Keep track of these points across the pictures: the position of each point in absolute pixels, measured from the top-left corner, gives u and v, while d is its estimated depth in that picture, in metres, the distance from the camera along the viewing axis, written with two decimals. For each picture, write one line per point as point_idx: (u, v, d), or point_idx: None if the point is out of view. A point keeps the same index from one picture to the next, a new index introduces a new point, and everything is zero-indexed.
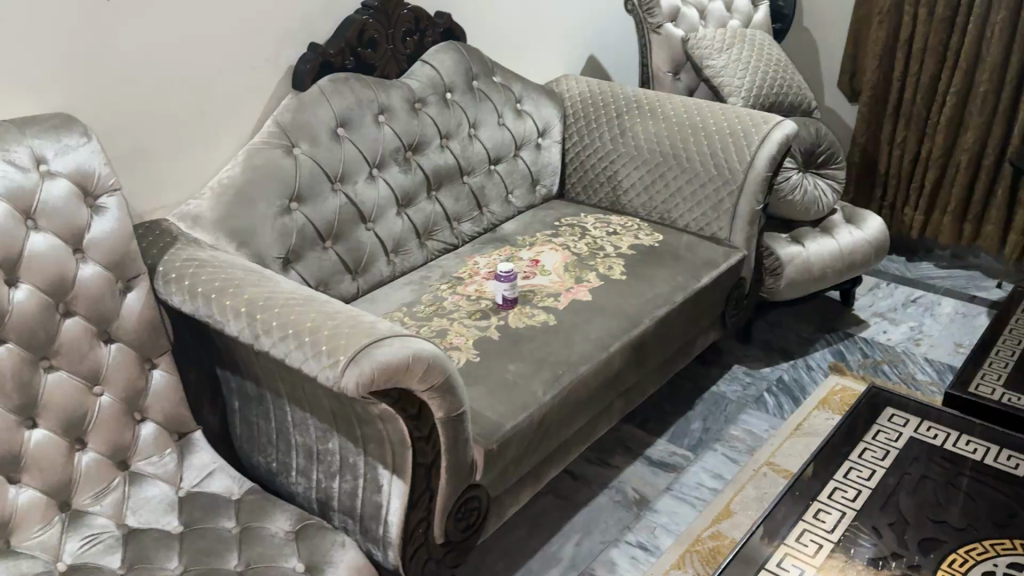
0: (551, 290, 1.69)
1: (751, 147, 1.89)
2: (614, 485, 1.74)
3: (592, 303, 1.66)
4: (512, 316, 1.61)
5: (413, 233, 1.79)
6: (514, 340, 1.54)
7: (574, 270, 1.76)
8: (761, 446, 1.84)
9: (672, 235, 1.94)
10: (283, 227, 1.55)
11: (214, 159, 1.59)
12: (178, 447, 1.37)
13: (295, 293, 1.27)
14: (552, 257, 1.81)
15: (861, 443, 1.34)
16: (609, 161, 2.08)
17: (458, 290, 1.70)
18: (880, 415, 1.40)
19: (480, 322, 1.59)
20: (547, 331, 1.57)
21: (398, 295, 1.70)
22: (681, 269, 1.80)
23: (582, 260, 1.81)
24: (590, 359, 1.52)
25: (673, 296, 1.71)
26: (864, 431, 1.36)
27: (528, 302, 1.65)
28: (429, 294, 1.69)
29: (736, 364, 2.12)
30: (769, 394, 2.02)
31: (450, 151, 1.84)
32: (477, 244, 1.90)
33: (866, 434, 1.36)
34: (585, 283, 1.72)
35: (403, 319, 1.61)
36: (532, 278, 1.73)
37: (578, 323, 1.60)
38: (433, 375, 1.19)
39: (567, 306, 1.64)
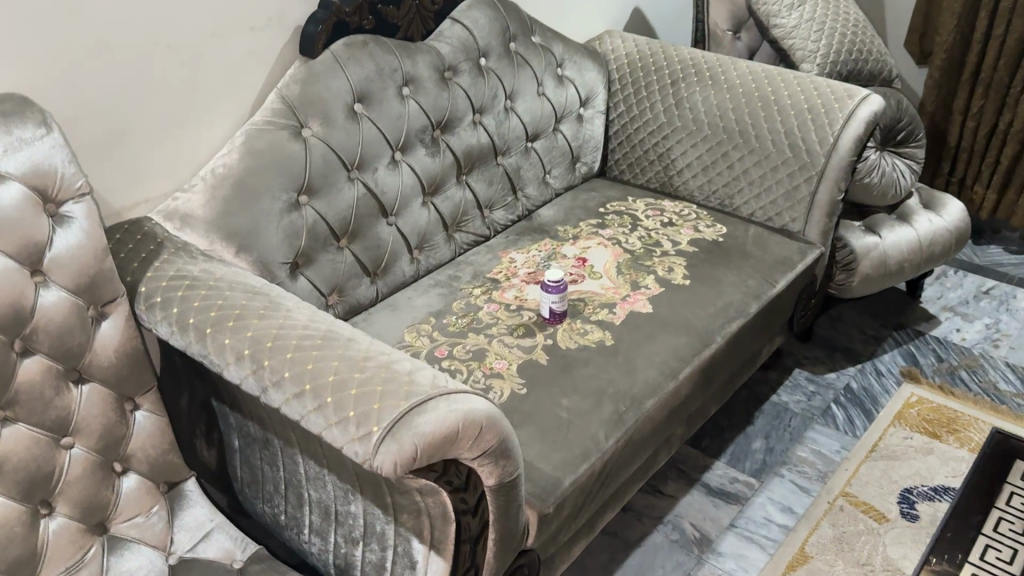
0: (604, 299, 1.44)
1: (833, 125, 1.61)
2: (669, 519, 1.53)
3: (653, 316, 1.41)
4: (563, 333, 1.36)
5: (440, 225, 1.54)
6: (567, 365, 1.30)
7: (629, 272, 1.51)
8: (833, 473, 1.63)
9: (736, 227, 1.68)
10: (290, 227, 1.30)
11: (208, 143, 1.32)
12: (167, 501, 1.14)
13: (309, 327, 1.01)
14: (602, 255, 1.55)
15: (982, 538, 1.20)
16: (661, 136, 1.82)
17: (495, 297, 1.46)
18: (999, 497, 1.26)
19: (525, 340, 1.34)
20: (606, 353, 1.32)
21: (424, 301, 1.46)
22: (752, 271, 1.54)
23: (637, 259, 1.55)
24: (657, 391, 1.28)
25: (746, 306, 1.46)
26: (983, 521, 1.23)
27: (579, 314, 1.40)
28: (461, 302, 1.45)
29: (797, 368, 1.90)
30: (837, 406, 1.80)
31: (483, 128, 1.57)
32: (511, 236, 1.65)
33: (987, 525, 1.22)
34: (644, 289, 1.47)
35: (432, 334, 1.37)
36: (581, 281, 1.48)
37: (641, 342, 1.35)
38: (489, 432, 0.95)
39: (626, 319, 1.39)
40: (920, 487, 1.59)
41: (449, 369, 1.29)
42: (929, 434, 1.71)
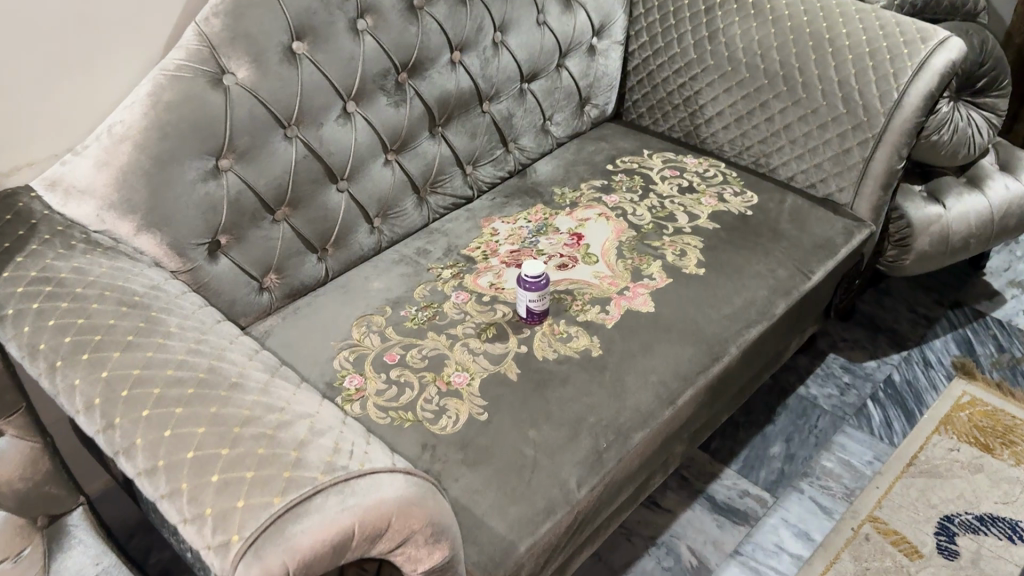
0: (596, 291, 1.19)
1: (900, 77, 1.30)
2: (664, 540, 1.32)
3: (655, 317, 1.16)
4: (540, 338, 1.11)
5: (408, 187, 1.28)
6: (541, 383, 1.06)
7: (631, 257, 1.24)
8: (862, 490, 1.40)
9: (769, 195, 1.40)
10: (208, 199, 1.06)
11: (109, 89, 1.07)
12: (45, 538, 0.95)
13: (184, 365, 0.78)
14: (602, 233, 1.29)
15: None
16: (689, 74, 1.50)
17: (466, 282, 1.21)
18: None
19: (493, 345, 1.11)
20: (590, 368, 1.08)
21: (382, 286, 1.22)
22: (783, 257, 1.27)
23: (644, 239, 1.28)
24: (649, 422, 1.04)
25: (771, 305, 1.20)
26: None
27: (564, 313, 1.15)
28: (424, 288, 1.21)
29: (830, 352, 1.65)
30: (873, 404, 1.55)
31: (464, 70, 1.28)
32: (498, 199, 1.39)
33: None
34: (647, 281, 1.21)
35: (384, 332, 1.14)
36: (572, 267, 1.22)
37: (634, 354, 1.11)
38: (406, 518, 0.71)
39: (621, 321, 1.14)
40: (963, 516, 1.36)
41: (399, 380, 1.06)
42: (980, 446, 1.47)
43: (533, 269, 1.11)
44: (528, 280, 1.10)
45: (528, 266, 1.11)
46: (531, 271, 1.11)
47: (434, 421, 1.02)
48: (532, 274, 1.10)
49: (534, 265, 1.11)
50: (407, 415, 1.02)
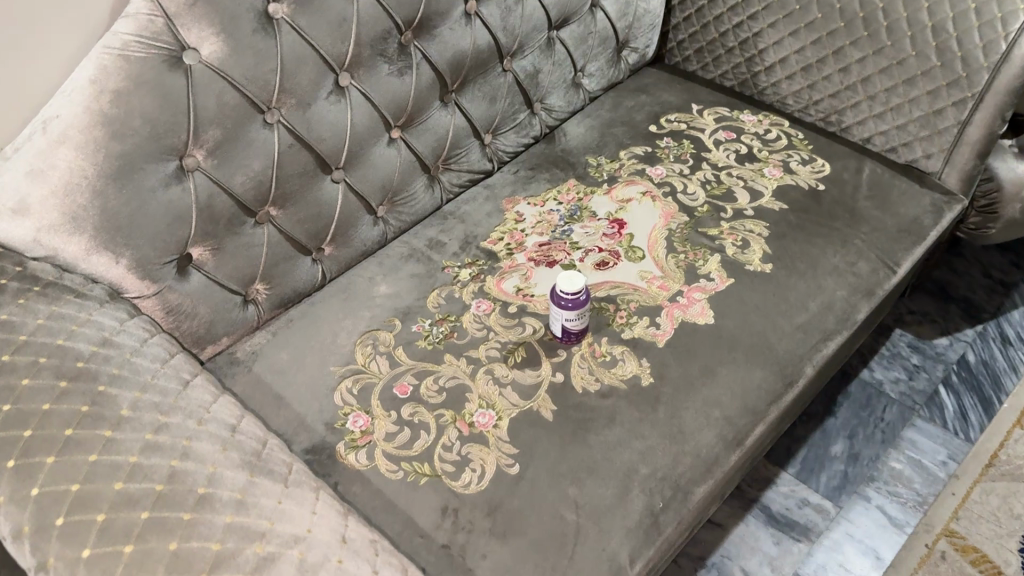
0: (643, 297, 1.00)
1: (1010, 22, 1.05)
2: (715, 561, 1.18)
3: (715, 332, 0.97)
4: (577, 364, 0.93)
5: (417, 167, 1.08)
6: (581, 423, 0.89)
7: (684, 251, 1.05)
8: (935, 497, 1.24)
9: (843, 162, 1.19)
10: (174, 207, 0.86)
11: (45, 71, 0.86)
12: None
13: (136, 473, 0.61)
14: (648, 219, 1.09)
15: None
16: (747, 13, 1.26)
17: (487, 286, 1.02)
18: None
19: (522, 372, 0.93)
20: (639, 404, 0.90)
21: (389, 291, 1.03)
22: (862, 247, 1.07)
23: (698, 227, 1.08)
24: (712, 471, 0.87)
25: (851, 310, 1.01)
26: None
27: (605, 329, 0.97)
28: (437, 294, 1.02)
29: (895, 327, 1.47)
30: (946, 390, 1.38)
31: (481, 23, 1.06)
32: (522, 172, 1.18)
33: None
34: (705, 283, 1.02)
35: (393, 354, 0.96)
36: (614, 267, 1.03)
37: (690, 382, 0.93)
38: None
39: (674, 338, 0.96)
40: None
41: (412, 421, 0.89)
42: None
43: (572, 282, 0.92)
44: (568, 296, 0.91)
45: (565, 278, 0.92)
46: (570, 285, 0.92)
47: (456, 476, 0.85)
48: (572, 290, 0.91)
49: (573, 278, 0.92)
50: (423, 468, 0.86)
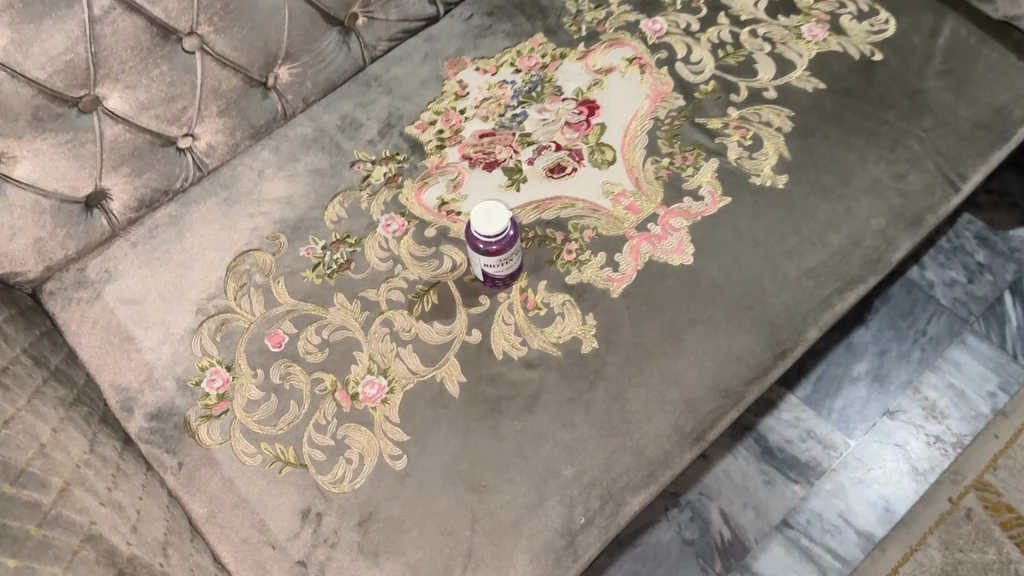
0: (603, 223, 0.75)
1: None
2: (691, 500, 1.01)
3: (691, 278, 0.73)
4: (500, 319, 0.71)
5: (320, 21, 0.81)
6: (494, 405, 0.68)
7: (670, 154, 0.78)
8: (972, 439, 1.02)
9: (916, 15, 0.85)
10: None
11: None
12: None
13: None
14: (629, 103, 0.81)
15: None
16: None
17: (404, 195, 0.78)
18: None
19: (429, 326, 0.71)
20: (574, 380, 0.69)
21: (281, 194, 0.80)
22: (918, 151, 0.78)
23: (695, 115, 0.80)
24: (657, 477, 0.67)
25: (885, 248, 0.75)
26: None
27: (545, 270, 0.73)
28: (339, 202, 0.79)
29: (964, 211, 1.17)
30: (1014, 298, 1.11)
31: None
32: (475, 20, 0.89)
33: None
34: (691, 204, 0.76)
35: (271, 288, 0.75)
36: (571, 175, 0.77)
37: (647, 350, 0.70)
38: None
39: (634, 286, 0.73)
40: None
41: (281, 387, 0.70)
42: None
43: (496, 213, 0.66)
44: (489, 235, 0.66)
45: (480, 212, 0.67)
46: (491, 218, 0.66)
47: (325, 468, 0.67)
48: (500, 225, 0.66)
49: (493, 206, 0.67)
50: (286, 453, 0.68)
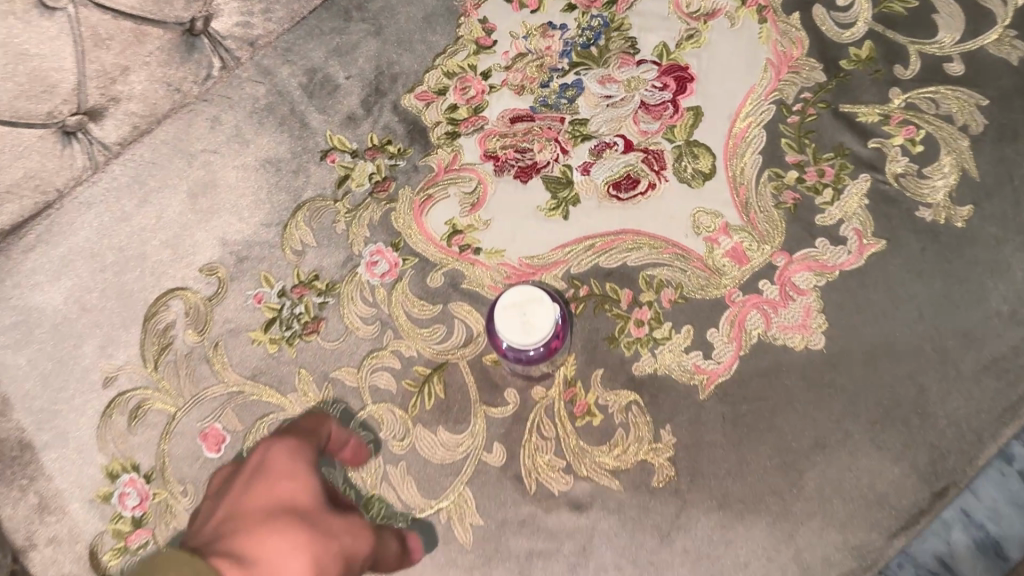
0: (690, 278, 0.51)
1: None
2: None
3: (817, 373, 0.49)
4: (534, 429, 0.49)
5: None
6: (522, 564, 0.48)
7: (799, 166, 0.52)
8: None
9: None
10: None
11: None
12: None
13: None
14: (738, 75, 0.54)
15: None
16: None
17: (399, 214, 0.53)
18: None
19: (430, 436, 0.49)
20: (638, 533, 0.48)
21: (222, 201, 0.55)
22: None
23: (840, 100, 0.53)
24: None
25: None
26: None
27: (602, 355, 0.50)
28: (303, 221, 0.54)
29: None
30: None
31: None
32: None
33: None
34: (825, 250, 0.51)
35: (207, 359, 0.52)
36: (644, 196, 0.52)
37: (748, 487, 0.48)
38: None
39: (733, 382, 0.49)
40: None
41: None
42: None
43: (527, 308, 0.45)
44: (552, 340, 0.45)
45: (512, 341, 0.45)
46: (530, 327, 0.45)
47: None
48: (546, 310, 0.45)
49: (508, 313, 0.45)
50: None
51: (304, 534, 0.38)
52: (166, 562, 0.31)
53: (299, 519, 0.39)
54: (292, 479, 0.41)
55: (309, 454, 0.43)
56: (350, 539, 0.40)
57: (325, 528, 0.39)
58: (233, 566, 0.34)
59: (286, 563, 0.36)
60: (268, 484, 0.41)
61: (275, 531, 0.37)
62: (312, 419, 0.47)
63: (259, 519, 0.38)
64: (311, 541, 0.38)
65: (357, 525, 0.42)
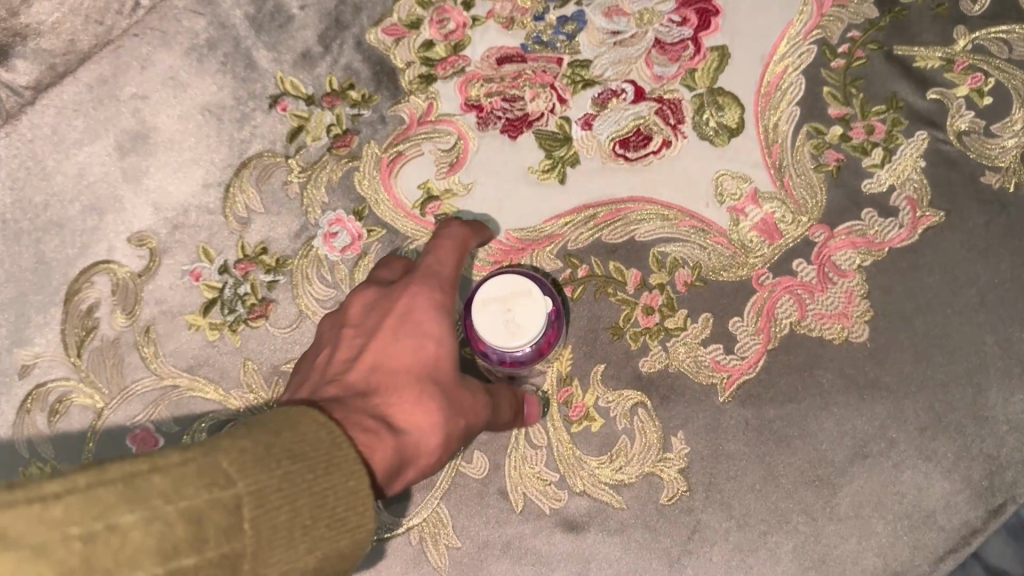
0: (710, 256, 0.43)
1: None
2: None
3: (858, 371, 0.41)
4: (523, 435, 0.42)
5: None
6: None
7: (843, 121, 0.43)
8: None
9: None
10: None
11: None
12: None
13: None
14: (773, 7, 0.44)
15: None
16: None
17: (363, 174, 0.45)
18: None
19: None
20: (641, 558, 0.41)
21: (154, 156, 0.46)
22: None
23: (895, 40, 0.44)
24: None
25: None
26: None
27: (603, 348, 0.42)
28: (248, 183, 0.45)
29: None
30: None
31: None
32: None
33: None
34: (873, 224, 0.42)
35: (136, 347, 0.45)
36: (658, 155, 0.44)
37: (771, 504, 0.41)
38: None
39: (758, 382, 0.42)
40: None
41: None
42: None
43: (512, 307, 0.38)
44: (541, 340, 0.38)
45: (495, 344, 0.38)
46: (516, 327, 0.38)
47: None
48: (535, 308, 0.38)
49: (489, 312, 0.38)
50: None
51: (446, 403, 0.32)
52: (295, 417, 0.25)
53: (440, 389, 0.32)
54: (433, 335, 0.33)
55: (452, 311, 0.34)
56: (481, 409, 0.35)
57: (461, 402, 0.33)
58: (377, 434, 0.29)
59: (424, 446, 0.31)
60: (415, 313, 0.34)
61: (418, 403, 0.31)
62: (464, 229, 0.39)
63: (399, 368, 0.32)
64: (452, 418, 0.32)
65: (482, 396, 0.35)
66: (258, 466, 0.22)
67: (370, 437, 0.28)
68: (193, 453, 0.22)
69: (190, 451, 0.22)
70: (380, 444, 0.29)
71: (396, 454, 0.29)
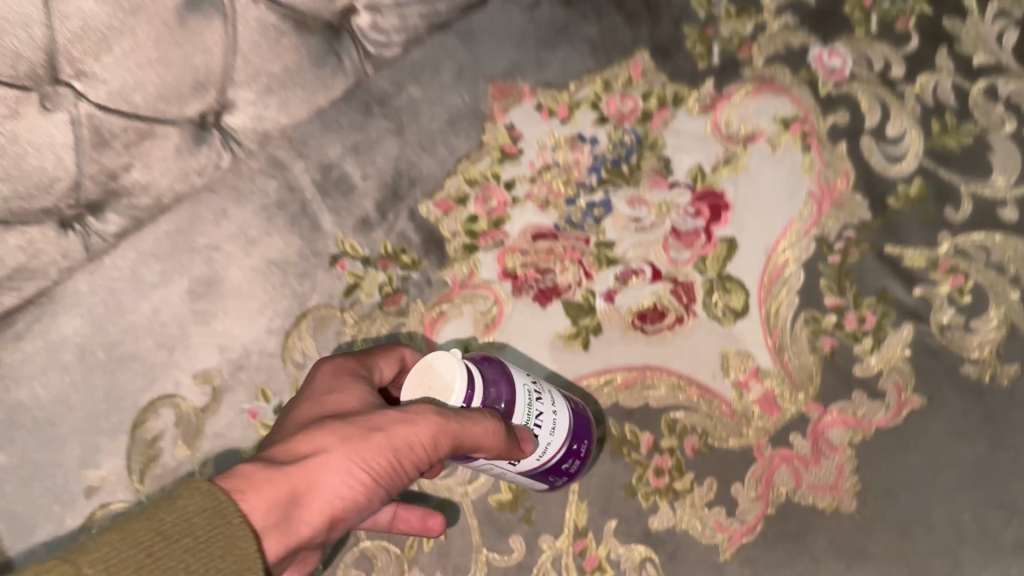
0: (715, 427, 0.48)
1: None
2: None
3: (847, 539, 0.45)
4: None
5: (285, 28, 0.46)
6: None
7: (838, 310, 0.49)
8: None
9: None
10: None
11: None
12: None
13: None
14: (776, 205, 0.51)
15: None
16: None
17: (408, 330, 0.52)
18: None
19: None
20: None
21: (221, 304, 0.50)
22: None
23: (886, 240, 0.50)
24: None
25: None
26: None
27: (616, 504, 0.47)
28: (306, 332, 0.51)
29: None
30: None
31: None
32: (544, 11, 0.53)
33: None
34: (863, 406, 0.47)
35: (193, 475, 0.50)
36: (672, 330, 0.49)
37: None
38: (369, 508, 0.35)
39: (755, 544, 0.46)
40: None
41: None
42: None
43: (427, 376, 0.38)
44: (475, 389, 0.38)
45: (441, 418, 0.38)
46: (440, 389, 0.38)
47: None
48: (445, 361, 0.38)
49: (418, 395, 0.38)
50: None
51: (339, 433, 0.34)
52: (190, 494, 0.28)
53: (341, 422, 0.35)
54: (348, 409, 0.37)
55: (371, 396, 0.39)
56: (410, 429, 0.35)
57: (379, 427, 0.35)
58: None
59: (314, 474, 0.33)
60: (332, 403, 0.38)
61: (302, 437, 0.34)
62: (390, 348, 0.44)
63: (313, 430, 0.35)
64: (352, 442, 0.34)
65: (425, 406, 0.36)
66: (131, 553, 0.26)
67: (240, 476, 0.31)
68: (104, 567, 0.25)
69: (96, 564, 0.25)
70: (248, 473, 0.31)
71: (281, 488, 0.31)
